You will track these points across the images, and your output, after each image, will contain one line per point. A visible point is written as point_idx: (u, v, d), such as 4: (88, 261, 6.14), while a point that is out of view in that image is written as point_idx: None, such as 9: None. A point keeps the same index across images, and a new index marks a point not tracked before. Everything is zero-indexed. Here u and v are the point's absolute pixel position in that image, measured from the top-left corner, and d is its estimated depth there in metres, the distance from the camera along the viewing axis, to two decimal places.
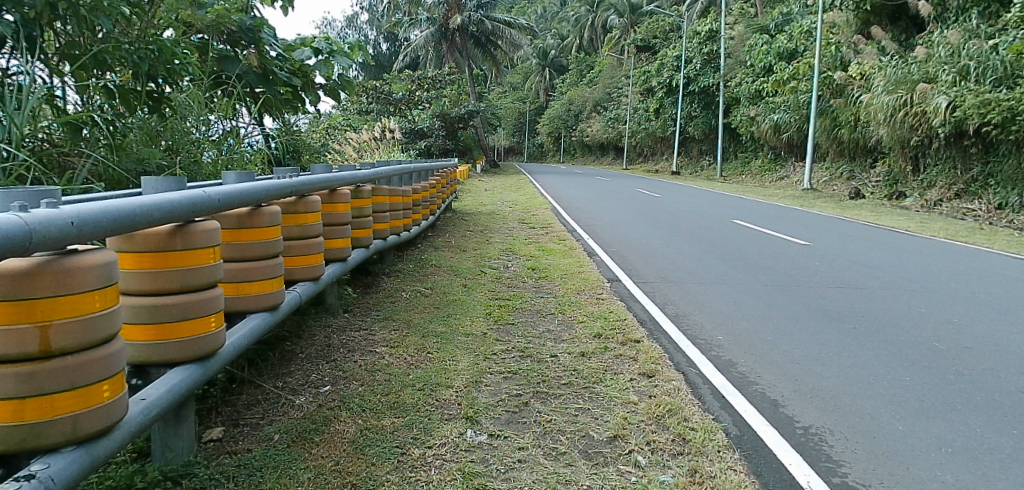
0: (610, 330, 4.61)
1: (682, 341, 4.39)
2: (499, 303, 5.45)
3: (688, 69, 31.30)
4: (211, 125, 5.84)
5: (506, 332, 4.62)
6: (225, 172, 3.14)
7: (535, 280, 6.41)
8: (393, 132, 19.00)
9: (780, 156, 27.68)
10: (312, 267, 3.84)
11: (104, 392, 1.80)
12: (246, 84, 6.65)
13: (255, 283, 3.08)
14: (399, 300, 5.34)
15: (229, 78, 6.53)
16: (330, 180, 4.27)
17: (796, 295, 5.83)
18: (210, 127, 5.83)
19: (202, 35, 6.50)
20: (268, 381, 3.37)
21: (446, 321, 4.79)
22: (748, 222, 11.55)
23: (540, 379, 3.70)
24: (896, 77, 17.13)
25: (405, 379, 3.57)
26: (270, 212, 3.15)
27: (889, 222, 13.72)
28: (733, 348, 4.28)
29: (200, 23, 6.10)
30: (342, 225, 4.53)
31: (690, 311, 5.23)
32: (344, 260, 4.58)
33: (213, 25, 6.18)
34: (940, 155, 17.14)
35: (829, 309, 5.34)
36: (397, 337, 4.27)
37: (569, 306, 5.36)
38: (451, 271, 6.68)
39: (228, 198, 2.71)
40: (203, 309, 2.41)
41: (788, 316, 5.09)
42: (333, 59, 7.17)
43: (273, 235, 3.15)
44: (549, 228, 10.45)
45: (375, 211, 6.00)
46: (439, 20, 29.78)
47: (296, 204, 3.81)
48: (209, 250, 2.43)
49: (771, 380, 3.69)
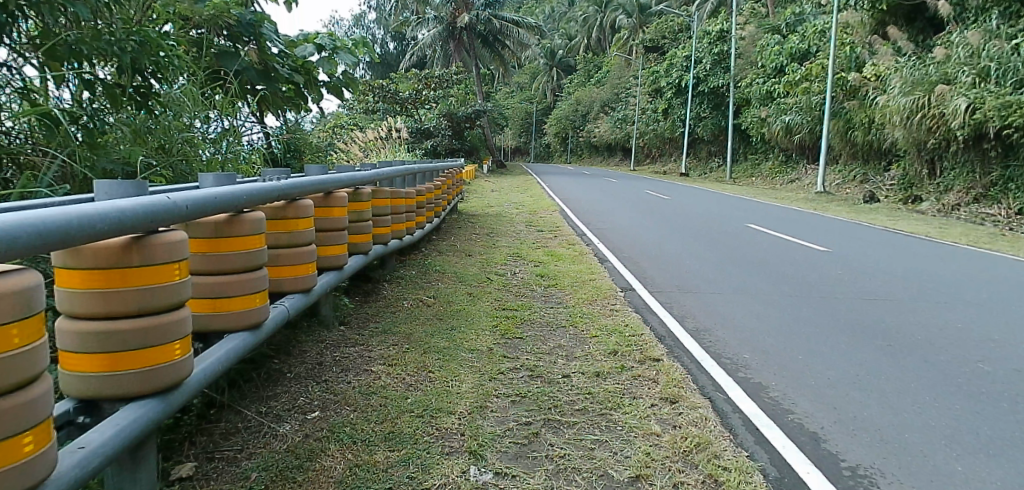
0: (626, 347, 4.27)
1: (705, 360, 4.05)
2: (507, 314, 5.11)
3: (698, 69, 30.82)
4: (209, 123, 5.51)
5: (513, 348, 4.28)
6: (202, 174, 2.80)
7: (544, 289, 6.05)
8: (399, 132, 18.72)
9: (791, 158, 27.27)
10: (302, 278, 3.51)
11: (25, 446, 1.49)
12: (246, 82, 6.32)
13: (234, 299, 2.75)
14: (399, 310, 5.01)
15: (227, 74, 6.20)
16: (324, 182, 3.92)
17: (822, 309, 5.48)
18: (208, 124, 5.54)
19: (200, 30, 6.18)
20: (249, 406, 3.05)
21: (449, 334, 4.45)
22: (764, 227, 11.18)
23: (552, 404, 3.36)
24: (913, 78, 16.68)
25: (402, 403, 3.23)
26: (253, 218, 2.81)
27: (906, 227, 13.31)
28: (761, 368, 3.94)
29: (198, 17, 5.78)
30: (339, 231, 4.20)
31: (711, 325, 4.89)
32: (341, 268, 4.25)
33: (211, 19, 5.88)
34: (957, 159, 16.72)
35: (861, 325, 4.99)
36: (395, 353, 3.93)
37: (582, 319, 5.01)
38: (455, 278, 6.33)
39: (199, 204, 2.37)
40: (169, 334, 2.08)
41: (817, 333, 4.74)
42: (336, 56, 6.80)
43: (256, 245, 2.81)
44: (557, 231, 10.11)
45: (376, 214, 5.64)
46: (446, 19, 29.50)
47: (285, 209, 3.46)
48: (174, 265, 2.10)
49: (807, 409, 3.34)
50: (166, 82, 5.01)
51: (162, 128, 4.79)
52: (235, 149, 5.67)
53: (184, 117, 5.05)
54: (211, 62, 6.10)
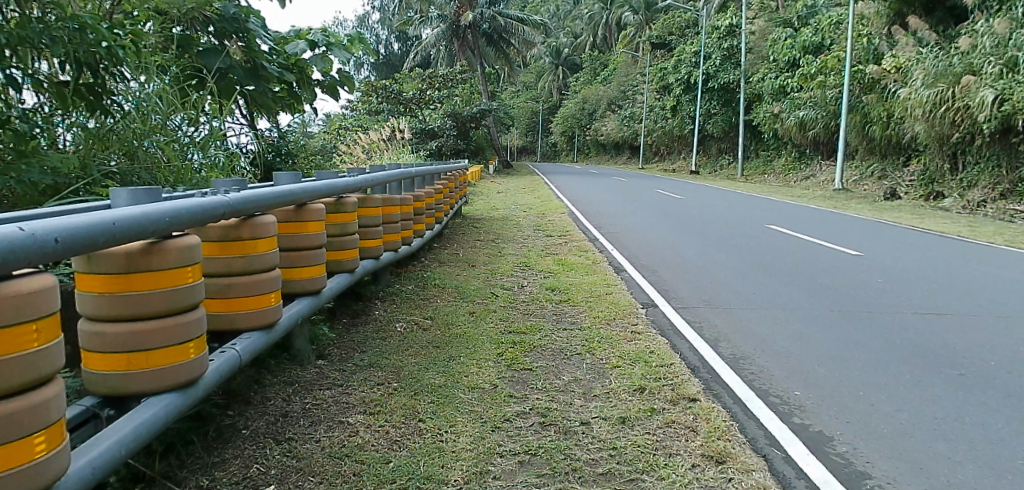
0: (654, 382, 3.62)
1: (751, 399, 3.42)
2: (513, 339, 4.45)
3: (707, 64, 30.02)
4: (197, 125, 4.95)
5: (521, 383, 3.64)
6: (113, 188, 2.14)
7: (554, 306, 5.39)
8: (402, 133, 18.12)
9: (805, 155, 26.50)
10: (263, 311, 2.89)
11: None
12: (234, 82, 5.66)
13: (155, 353, 2.13)
14: (390, 337, 4.36)
15: (209, 74, 5.54)
16: (292, 193, 3.26)
17: (873, 328, 4.80)
18: (194, 128, 4.92)
19: (179, 28, 5.51)
20: (187, 479, 2.42)
21: (445, 368, 3.80)
22: (786, 228, 10.48)
23: (570, 467, 2.70)
24: (936, 70, 15.85)
25: (383, 470, 2.59)
26: (180, 244, 2.18)
27: (935, 225, 12.57)
28: (822, 412, 3.30)
29: (175, 11, 5.19)
30: (315, 250, 3.56)
31: (751, 350, 4.24)
32: (317, 293, 3.62)
33: (188, 12, 5.26)
34: (982, 154, 16.07)
35: (922, 349, 4.32)
36: (379, 396, 3.28)
37: (599, 344, 4.34)
38: (456, 294, 5.67)
39: (87, 233, 1.73)
40: (24, 426, 1.47)
41: (873, 360, 4.09)
42: (330, 53, 6.23)
43: (184, 279, 2.19)
44: (567, 236, 9.44)
45: (364, 225, 4.99)
46: (450, 17, 28.86)
47: (239, 227, 2.82)
48: (28, 326, 1.47)
49: (888, 471, 2.73)
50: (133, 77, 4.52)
51: (129, 131, 4.27)
52: (220, 156, 5.03)
53: (155, 116, 4.53)
54: (191, 59, 5.44)
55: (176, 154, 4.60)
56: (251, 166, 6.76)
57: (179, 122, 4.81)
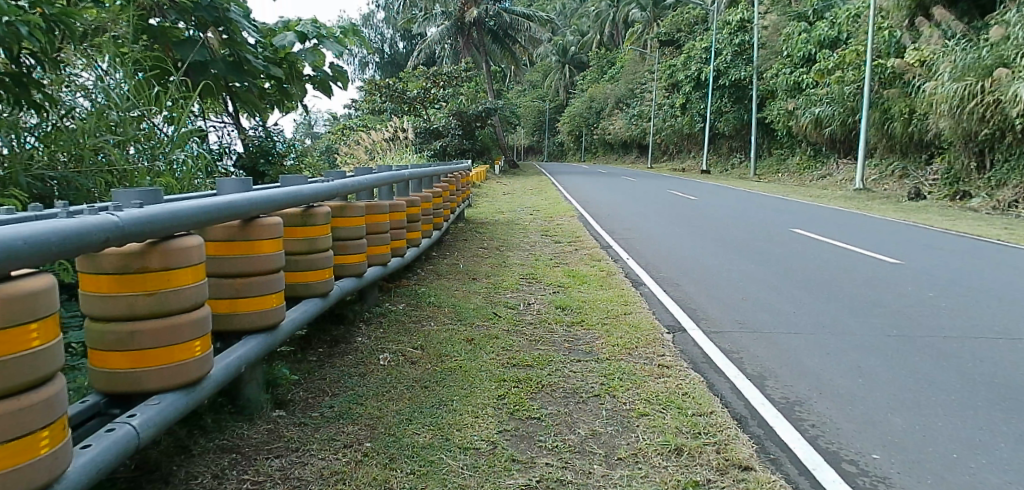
0: (693, 440, 2.88)
1: (821, 468, 2.70)
2: (517, 376, 3.69)
3: (718, 61, 29.09)
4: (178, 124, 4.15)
5: (527, 441, 2.91)
6: None
7: (566, 329, 4.65)
8: (404, 132, 17.41)
9: (821, 153, 25.65)
10: (181, 366, 2.19)
11: None
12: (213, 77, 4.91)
13: None
14: (370, 374, 3.64)
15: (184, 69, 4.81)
16: (232, 206, 2.50)
17: (947, 361, 4.03)
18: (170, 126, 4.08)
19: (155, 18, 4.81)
20: None
21: (433, 419, 3.06)
22: (814, 233, 9.69)
23: None
24: (964, 63, 14.97)
25: None
26: (21, 291, 1.47)
27: (970, 227, 11.72)
28: (916, 488, 2.56)
29: None
30: (269, 276, 2.83)
31: (805, 392, 3.51)
32: (272, 330, 2.89)
33: None
34: (1013, 151, 15.22)
35: (1014, 391, 3.55)
36: (344, 466, 2.55)
37: (621, 383, 3.59)
38: (453, 315, 4.93)
39: None
40: None
41: (959, 408, 3.33)
42: (322, 46, 5.40)
43: (25, 341, 1.49)
44: (577, 243, 8.71)
45: (343, 238, 4.27)
46: (454, 13, 27.98)
47: (146, 255, 2.08)
48: None
49: None
50: (85, 67, 3.83)
51: (77, 130, 3.56)
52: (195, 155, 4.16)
53: (113, 113, 3.79)
54: (163, 51, 4.73)
55: (133, 156, 3.83)
56: (238, 171, 6.36)
57: (155, 122, 4.04)
